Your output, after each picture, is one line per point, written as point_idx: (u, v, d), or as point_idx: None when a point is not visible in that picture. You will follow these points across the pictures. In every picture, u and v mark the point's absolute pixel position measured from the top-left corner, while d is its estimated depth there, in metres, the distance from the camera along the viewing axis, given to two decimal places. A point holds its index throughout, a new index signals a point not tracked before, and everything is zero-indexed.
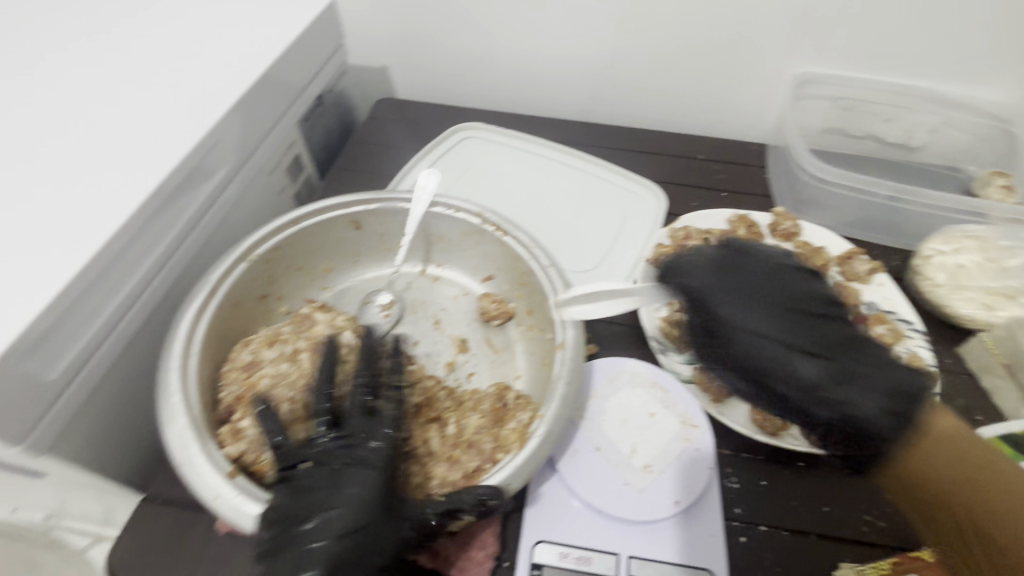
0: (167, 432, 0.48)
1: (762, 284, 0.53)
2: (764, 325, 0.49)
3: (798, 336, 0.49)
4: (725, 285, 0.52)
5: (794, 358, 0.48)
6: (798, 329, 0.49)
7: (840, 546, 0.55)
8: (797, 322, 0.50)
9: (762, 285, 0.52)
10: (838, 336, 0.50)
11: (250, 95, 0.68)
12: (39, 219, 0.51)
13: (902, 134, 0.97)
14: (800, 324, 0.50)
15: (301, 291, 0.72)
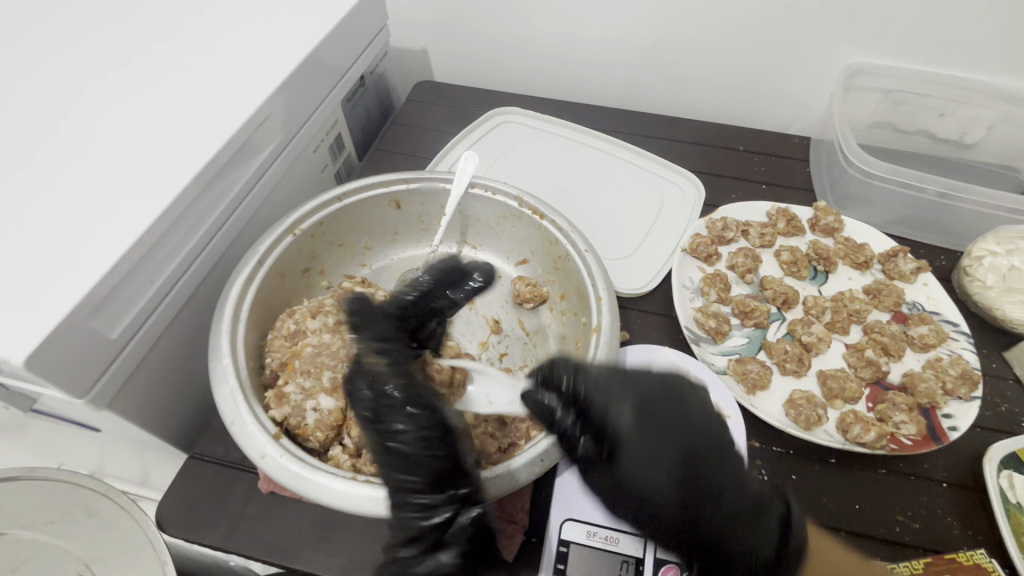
0: (218, 393, 0.50)
1: (666, 398, 0.52)
2: (661, 463, 0.50)
3: (670, 455, 0.50)
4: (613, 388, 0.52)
5: (731, 487, 0.49)
6: (680, 449, 0.51)
7: (871, 543, 0.55)
8: (697, 455, 0.50)
9: (669, 406, 0.52)
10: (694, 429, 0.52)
11: (296, 73, 0.69)
12: (102, 186, 0.54)
13: (956, 130, 0.93)
14: (688, 440, 0.51)
15: (340, 266, 0.74)
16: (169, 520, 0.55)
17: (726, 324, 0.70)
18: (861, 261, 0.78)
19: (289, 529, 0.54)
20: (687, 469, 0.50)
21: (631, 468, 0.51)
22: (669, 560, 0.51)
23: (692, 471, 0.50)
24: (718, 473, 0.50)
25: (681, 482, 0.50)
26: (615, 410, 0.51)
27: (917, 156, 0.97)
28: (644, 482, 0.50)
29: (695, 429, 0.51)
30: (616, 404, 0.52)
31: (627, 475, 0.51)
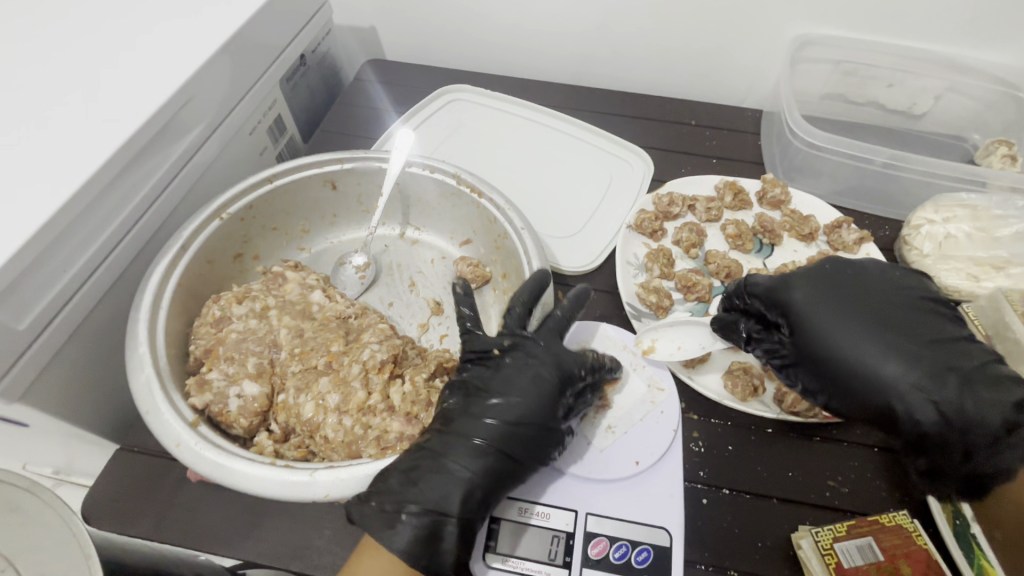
0: (133, 382, 0.49)
1: (841, 284, 0.57)
2: (877, 340, 0.53)
3: (874, 331, 0.53)
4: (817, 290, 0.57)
5: (889, 362, 0.52)
6: (873, 316, 0.55)
7: (800, 509, 0.56)
8: (890, 315, 0.54)
9: (854, 288, 0.57)
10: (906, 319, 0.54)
11: (224, 50, 0.66)
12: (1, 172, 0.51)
13: (905, 101, 0.93)
14: (920, 363, 0.51)
15: (276, 250, 0.72)
16: (95, 512, 0.54)
17: (668, 298, 0.69)
18: (806, 233, 0.78)
19: (218, 516, 0.54)
20: (899, 337, 0.53)
21: (831, 355, 0.54)
22: (598, 533, 0.51)
23: (903, 339, 0.53)
24: (856, 342, 0.53)
25: (910, 350, 0.52)
26: (813, 307, 0.56)
27: (867, 128, 0.97)
28: (818, 374, 0.55)
29: (875, 300, 0.56)
30: (831, 314, 0.55)
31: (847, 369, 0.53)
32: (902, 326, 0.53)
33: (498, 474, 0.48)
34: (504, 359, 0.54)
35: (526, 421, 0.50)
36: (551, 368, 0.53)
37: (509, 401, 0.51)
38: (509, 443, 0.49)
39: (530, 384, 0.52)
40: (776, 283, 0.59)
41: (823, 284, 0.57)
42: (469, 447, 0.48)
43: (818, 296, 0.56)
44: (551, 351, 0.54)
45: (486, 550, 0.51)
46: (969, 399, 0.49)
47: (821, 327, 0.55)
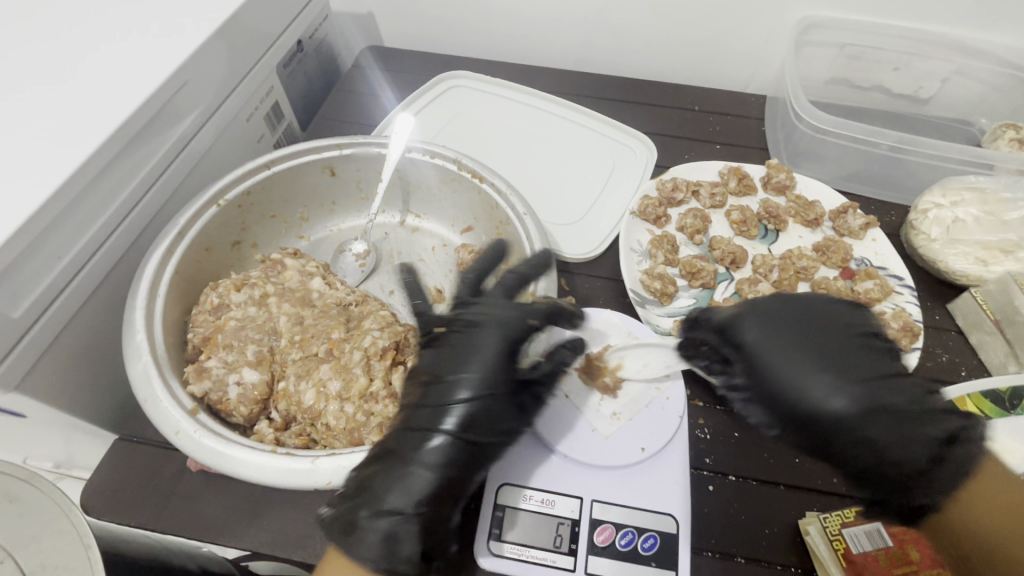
0: (131, 369, 0.48)
1: (794, 318, 0.55)
2: (815, 372, 0.51)
3: (825, 366, 0.52)
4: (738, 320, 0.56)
5: (837, 397, 0.50)
6: (825, 351, 0.53)
7: (807, 496, 0.55)
8: (832, 349, 0.53)
9: (806, 323, 0.55)
10: (801, 345, 0.53)
11: (218, 33, 0.64)
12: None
13: (911, 85, 0.92)
14: (863, 398, 0.50)
15: (275, 238, 0.71)
16: (95, 502, 0.53)
17: (672, 285, 0.69)
18: (811, 218, 0.77)
19: (219, 505, 0.53)
20: (832, 373, 0.51)
21: (783, 391, 0.52)
22: (604, 520, 0.51)
23: (841, 375, 0.51)
24: (802, 375, 0.52)
25: (841, 387, 0.50)
26: (765, 345, 0.54)
27: (872, 113, 0.95)
28: (774, 410, 0.53)
29: (828, 333, 0.54)
30: (779, 351, 0.53)
31: (802, 405, 0.51)
32: (818, 356, 0.52)
33: (461, 457, 0.48)
34: (454, 340, 0.54)
35: (480, 399, 0.50)
36: (498, 340, 0.53)
37: (460, 382, 0.51)
38: (467, 423, 0.49)
39: (479, 361, 0.52)
40: (729, 317, 0.57)
41: (772, 319, 0.55)
42: (428, 438, 0.48)
43: (772, 331, 0.54)
44: (496, 324, 0.53)
45: (491, 537, 0.50)
46: (897, 437, 0.48)
47: (775, 363, 0.53)
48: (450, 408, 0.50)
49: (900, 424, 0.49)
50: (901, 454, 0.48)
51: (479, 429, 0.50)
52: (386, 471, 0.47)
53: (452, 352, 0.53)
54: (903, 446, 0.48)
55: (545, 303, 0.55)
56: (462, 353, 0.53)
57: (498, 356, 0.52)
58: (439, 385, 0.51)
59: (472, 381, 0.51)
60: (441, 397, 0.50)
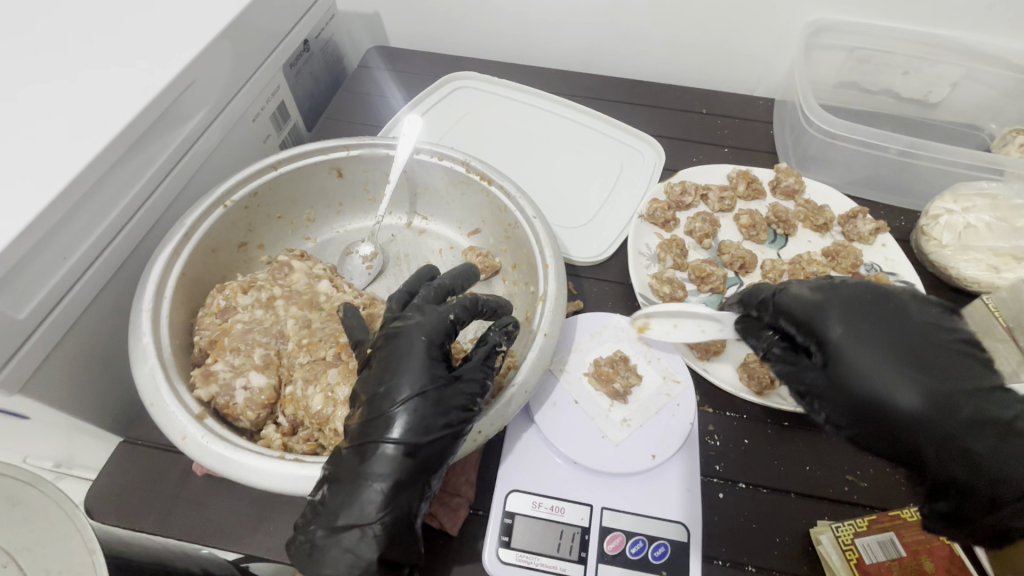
0: (137, 373, 0.47)
1: (881, 313, 0.47)
2: (900, 374, 0.44)
3: (917, 366, 0.44)
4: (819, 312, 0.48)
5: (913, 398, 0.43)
6: (919, 351, 0.45)
7: (819, 504, 0.55)
8: (928, 349, 0.45)
9: (901, 319, 0.47)
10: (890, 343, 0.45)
11: (225, 34, 0.64)
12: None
13: (921, 89, 0.91)
14: (954, 404, 0.43)
15: (281, 240, 0.71)
16: (100, 506, 0.53)
17: (681, 289, 0.68)
18: (821, 223, 0.76)
19: (226, 510, 0.53)
20: (924, 377, 0.44)
21: (857, 386, 0.45)
22: (614, 528, 0.50)
23: (936, 379, 0.44)
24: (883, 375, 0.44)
25: (934, 391, 0.43)
26: (849, 340, 0.46)
27: (881, 117, 0.95)
28: (847, 407, 0.46)
29: (920, 333, 0.46)
30: (870, 344, 0.46)
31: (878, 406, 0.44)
32: (908, 355, 0.45)
33: (416, 460, 0.43)
34: (387, 344, 0.48)
35: (420, 400, 0.44)
36: (427, 338, 0.47)
37: (397, 386, 0.45)
38: (412, 426, 0.43)
39: (415, 360, 0.46)
40: (808, 306, 0.49)
41: (864, 311, 0.47)
42: (378, 448, 0.43)
43: (860, 324, 0.47)
44: (418, 324, 0.48)
45: (501, 545, 0.50)
46: (988, 451, 0.42)
47: (866, 358, 0.45)
48: (396, 411, 0.44)
49: (999, 445, 0.42)
50: (1000, 474, 0.42)
51: (437, 427, 0.44)
52: (339, 485, 0.43)
53: (390, 353, 0.47)
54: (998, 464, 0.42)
55: (463, 298, 0.52)
56: (399, 354, 0.46)
57: (431, 352, 0.47)
58: (380, 389, 0.45)
59: (416, 381, 0.45)
60: (383, 400, 0.45)
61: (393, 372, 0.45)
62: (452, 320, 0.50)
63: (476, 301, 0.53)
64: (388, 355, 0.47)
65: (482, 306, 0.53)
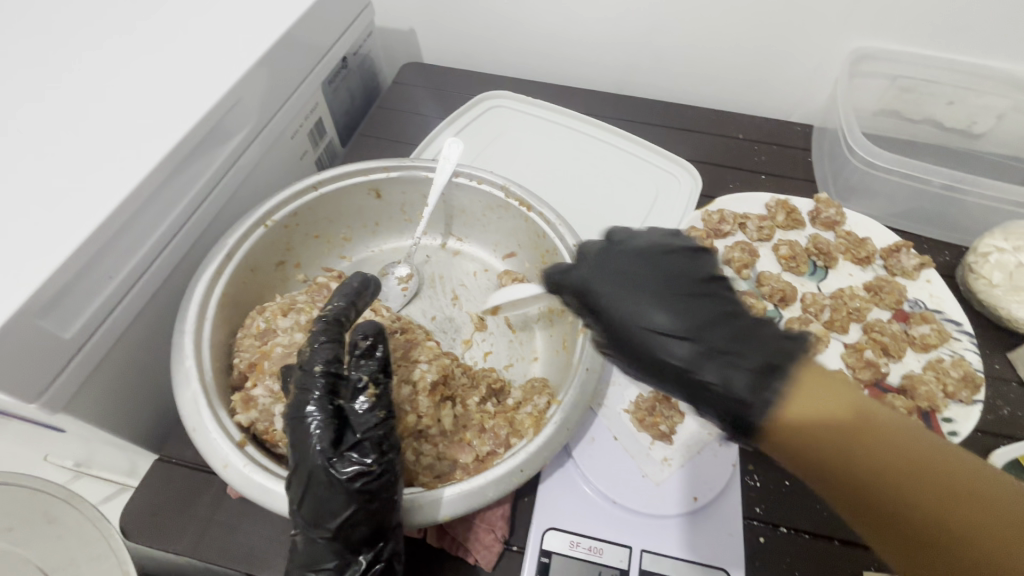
0: (180, 397, 0.48)
1: (642, 262, 0.47)
2: (647, 306, 0.44)
3: (677, 319, 0.42)
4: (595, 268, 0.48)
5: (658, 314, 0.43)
6: (687, 303, 0.43)
7: (864, 553, 0.52)
8: (689, 299, 0.44)
9: (643, 265, 0.47)
10: (650, 281, 0.45)
11: (270, 54, 0.64)
12: (41, 176, 0.50)
13: (964, 120, 0.88)
14: (700, 321, 0.42)
15: (318, 258, 0.71)
16: (133, 526, 0.52)
17: None
18: (862, 256, 0.75)
19: (259, 535, 0.52)
20: (673, 315, 0.43)
21: (632, 333, 0.43)
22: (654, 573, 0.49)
23: (708, 332, 0.41)
24: (633, 312, 0.44)
25: (707, 345, 0.41)
26: (621, 290, 0.45)
27: (921, 147, 0.92)
28: (638, 360, 0.44)
29: (651, 272, 0.46)
30: (623, 297, 0.45)
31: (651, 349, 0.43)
32: (670, 283, 0.45)
33: (354, 543, 0.44)
34: (290, 426, 0.46)
35: (314, 487, 0.43)
36: (311, 412, 0.45)
37: (304, 465, 0.44)
38: (331, 514, 0.43)
39: (307, 438, 0.44)
40: (588, 264, 0.49)
41: (613, 268, 0.47)
42: (313, 542, 0.43)
43: (598, 281, 0.46)
44: (295, 399, 0.46)
45: None
46: (766, 384, 0.38)
47: (611, 305, 0.45)
48: (313, 496, 0.43)
49: (780, 374, 0.38)
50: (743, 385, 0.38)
51: (357, 502, 0.43)
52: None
53: (293, 430, 0.45)
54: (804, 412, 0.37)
55: (318, 336, 0.49)
56: (299, 430, 0.45)
57: (316, 431, 0.44)
58: (293, 474, 0.44)
59: (322, 458, 0.43)
60: (298, 484, 0.43)
61: (299, 453, 0.44)
62: (322, 374, 0.47)
63: (337, 318, 0.51)
64: (292, 433, 0.45)
65: (339, 322, 0.51)
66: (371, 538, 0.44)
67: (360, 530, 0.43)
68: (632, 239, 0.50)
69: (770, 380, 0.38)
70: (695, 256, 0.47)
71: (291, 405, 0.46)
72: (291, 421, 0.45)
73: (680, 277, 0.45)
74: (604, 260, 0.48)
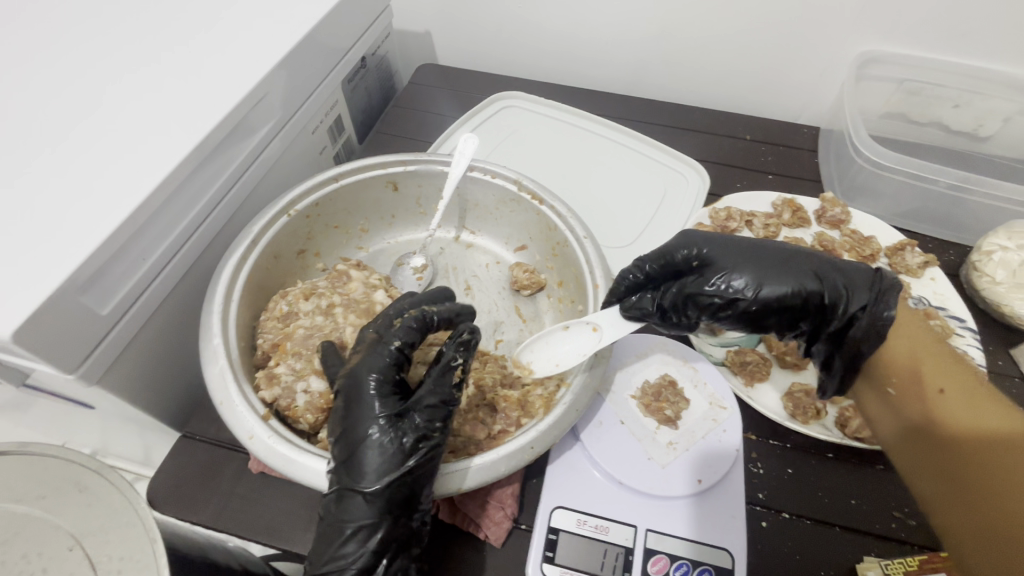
0: (207, 374, 0.50)
1: (729, 237, 0.57)
2: (764, 259, 0.53)
3: (788, 264, 0.53)
4: (713, 240, 0.57)
5: (773, 268, 0.53)
6: (784, 252, 0.54)
7: (866, 540, 0.54)
8: (800, 254, 0.53)
9: (732, 237, 0.57)
10: (740, 246, 0.56)
11: (293, 53, 0.67)
12: (80, 164, 0.52)
13: (970, 123, 0.89)
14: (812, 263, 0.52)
15: (336, 247, 0.73)
16: (160, 498, 0.55)
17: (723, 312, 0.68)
18: (868, 253, 0.76)
19: (279, 509, 0.55)
20: (787, 265, 0.53)
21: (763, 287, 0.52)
22: (659, 551, 0.51)
23: (822, 268, 0.52)
24: (755, 264, 0.53)
25: (823, 278, 0.51)
26: (723, 251, 0.55)
27: (928, 149, 0.93)
28: (772, 303, 0.52)
29: (751, 244, 0.55)
30: (743, 261, 0.54)
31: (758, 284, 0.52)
32: (757, 247, 0.55)
33: (391, 505, 0.45)
34: (345, 392, 0.48)
35: (366, 445, 0.46)
36: (373, 377, 0.48)
37: (365, 423, 0.46)
38: (376, 470, 0.45)
39: (372, 399, 0.47)
40: (685, 240, 0.58)
41: (709, 239, 0.57)
42: (351, 496, 0.45)
43: (707, 255, 0.56)
44: (364, 363, 0.49)
45: (545, 560, 0.50)
46: (881, 295, 0.48)
47: (730, 265, 0.54)
48: (365, 457, 0.45)
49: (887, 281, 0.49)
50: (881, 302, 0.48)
51: (403, 463, 0.45)
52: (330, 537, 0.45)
53: (353, 397, 0.48)
54: (854, 285, 0.50)
55: (408, 319, 0.52)
56: (361, 393, 0.47)
57: (378, 392, 0.48)
58: (349, 431, 0.47)
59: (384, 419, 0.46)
60: (352, 441, 0.46)
61: (358, 414, 0.47)
62: (395, 349, 0.50)
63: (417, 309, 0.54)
64: (353, 397, 0.48)
65: (434, 323, 0.53)
66: (408, 501, 0.45)
67: (397, 492, 0.45)
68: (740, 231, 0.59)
69: (888, 286, 0.48)
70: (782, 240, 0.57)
71: (344, 379, 0.49)
72: (348, 387, 0.48)
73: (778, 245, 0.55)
74: (710, 239, 0.57)
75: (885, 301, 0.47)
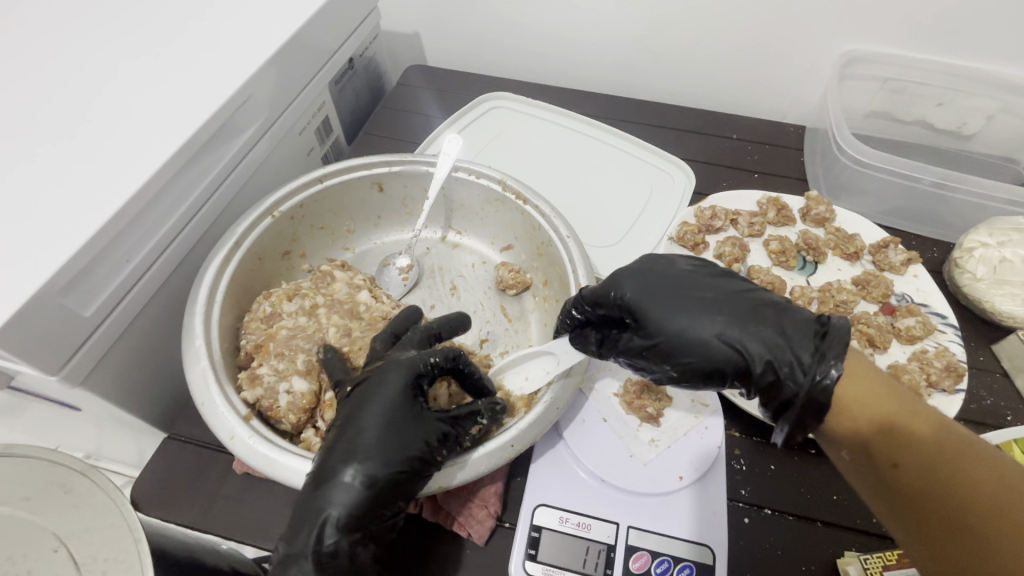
0: (190, 374, 0.50)
1: (661, 279, 0.54)
2: (697, 310, 0.51)
3: (723, 314, 0.50)
4: (643, 286, 0.54)
5: (702, 321, 0.50)
6: (719, 298, 0.51)
7: (846, 534, 0.54)
8: (738, 299, 0.51)
9: (665, 279, 0.54)
10: (674, 289, 0.53)
11: (278, 54, 0.67)
12: (62, 165, 0.53)
13: (954, 121, 0.90)
14: (748, 313, 0.50)
15: (322, 248, 0.73)
16: (144, 498, 0.55)
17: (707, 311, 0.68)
18: (851, 252, 0.76)
19: (262, 509, 0.55)
20: (720, 316, 0.50)
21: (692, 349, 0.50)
22: (640, 547, 0.51)
23: (758, 320, 0.49)
24: (686, 317, 0.51)
25: (758, 333, 0.48)
26: (651, 301, 0.53)
27: (912, 147, 0.94)
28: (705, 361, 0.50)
29: (683, 289, 0.53)
30: (668, 312, 0.52)
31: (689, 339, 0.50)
32: (691, 292, 0.52)
33: (370, 497, 0.45)
34: (366, 382, 0.50)
35: (372, 431, 0.46)
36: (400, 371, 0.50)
37: (375, 412, 0.47)
38: (371, 456, 0.45)
39: (391, 391, 0.48)
40: (616, 281, 0.56)
41: (639, 283, 0.55)
42: (336, 479, 0.44)
43: (636, 305, 0.54)
44: (398, 361, 0.51)
45: (527, 558, 0.51)
46: (824, 361, 0.45)
47: (659, 318, 0.52)
48: (364, 443, 0.46)
49: (832, 339, 0.46)
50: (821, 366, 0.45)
51: (392, 458, 0.45)
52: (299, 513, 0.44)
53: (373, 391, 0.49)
54: (791, 343, 0.47)
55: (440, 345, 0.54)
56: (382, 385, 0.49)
57: (402, 386, 0.49)
58: (358, 416, 0.48)
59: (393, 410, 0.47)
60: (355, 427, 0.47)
61: (370, 404, 0.48)
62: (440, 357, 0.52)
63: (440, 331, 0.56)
64: (371, 388, 0.49)
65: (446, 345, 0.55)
66: (388, 492, 0.45)
67: (376, 485, 0.45)
68: (681, 266, 0.56)
69: (834, 350, 0.45)
70: (724, 278, 0.54)
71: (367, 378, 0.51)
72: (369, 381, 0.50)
73: (715, 287, 0.53)
74: (643, 280, 0.55)
75: (827, 370, 0.45)
